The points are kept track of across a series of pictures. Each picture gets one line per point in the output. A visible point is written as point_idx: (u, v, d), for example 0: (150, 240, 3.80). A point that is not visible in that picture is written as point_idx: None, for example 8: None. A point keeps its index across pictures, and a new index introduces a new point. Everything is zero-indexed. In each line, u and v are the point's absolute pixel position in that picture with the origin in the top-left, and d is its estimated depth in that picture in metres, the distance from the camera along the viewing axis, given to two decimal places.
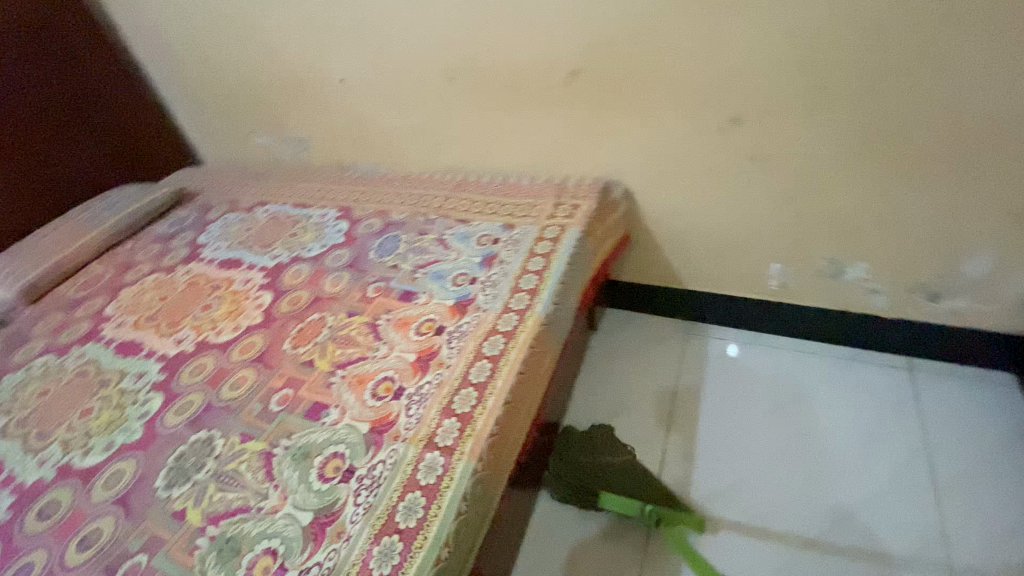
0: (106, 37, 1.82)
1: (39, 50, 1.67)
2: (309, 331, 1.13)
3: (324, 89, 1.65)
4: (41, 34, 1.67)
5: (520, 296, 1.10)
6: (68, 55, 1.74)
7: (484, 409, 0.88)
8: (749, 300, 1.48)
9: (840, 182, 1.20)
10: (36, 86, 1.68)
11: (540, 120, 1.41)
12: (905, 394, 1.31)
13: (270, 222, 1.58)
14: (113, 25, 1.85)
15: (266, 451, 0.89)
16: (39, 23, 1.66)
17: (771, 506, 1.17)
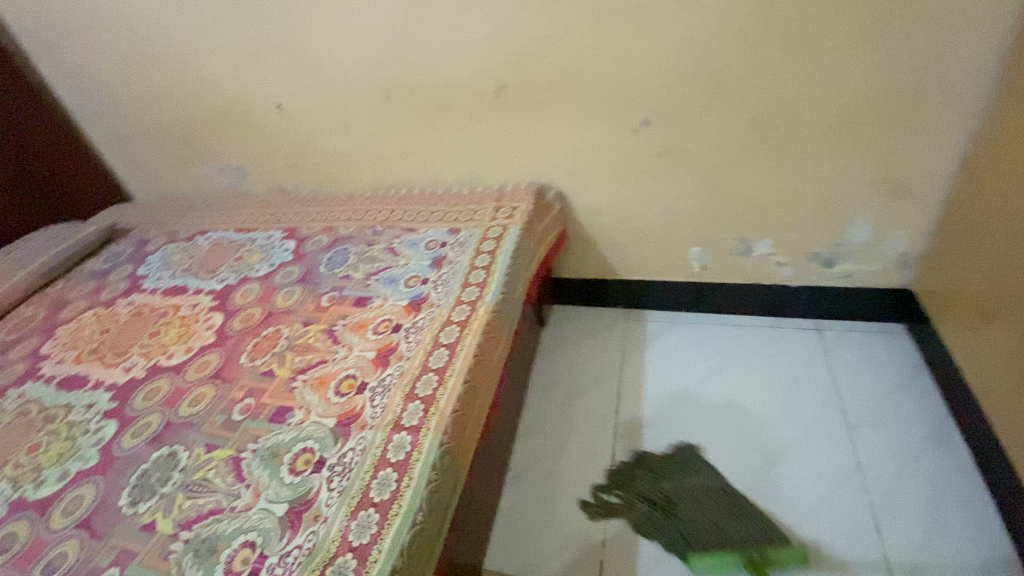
0: (25, 77, 1.77)
1: None
2: (265, 343, 1.16)
3: (260, 116, 1.69)
4: None
5: (470, 290, 1.18)
6: None
7: (446, 390, 0.94)
8: (679, 283, 1.63)
9: (740, 170, 1.37)
10: None
11: (475, 133, 1.51)
12: (816, 349, 1.48)
13: (214, 249, 1.58)
14: (31, 64, 1.80)
15: (234, 456, 0.91)
16: None
17: (713, 464, 1.28)
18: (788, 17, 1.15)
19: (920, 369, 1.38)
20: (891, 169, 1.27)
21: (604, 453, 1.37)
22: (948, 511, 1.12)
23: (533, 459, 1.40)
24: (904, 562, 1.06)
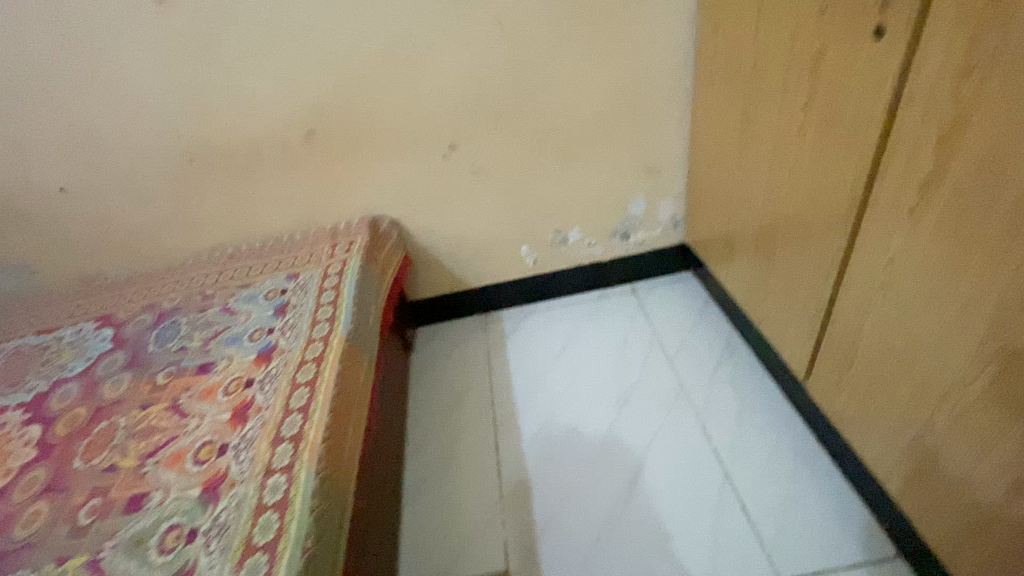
0: None
1: None
2: (101, 439, 1.07)
3: (41, 203, 1.52)
4: None
5: (320, 327, 1.22)
6: None
7: (312, 423, 0.98)
8: (518, 279, 1.83)
9: (538, 174, 1.60)
10: None
11: (292, 181, 1.55)
12: (636, 306, 1.78)
13: (10, 360, 1.39)
14: None
15: (91, 560, 0.85)
16: None
17: (576, 425, 1.48)
18: (537, 47, 1.40)
19: (709, 302, 1.73)
20: (646, 154, 1.60)
21: (486, 446, 1.49)
22: (748, 405, 1.43)
23: (423, 473, 1.46)
24: (728, 453, 1.34)
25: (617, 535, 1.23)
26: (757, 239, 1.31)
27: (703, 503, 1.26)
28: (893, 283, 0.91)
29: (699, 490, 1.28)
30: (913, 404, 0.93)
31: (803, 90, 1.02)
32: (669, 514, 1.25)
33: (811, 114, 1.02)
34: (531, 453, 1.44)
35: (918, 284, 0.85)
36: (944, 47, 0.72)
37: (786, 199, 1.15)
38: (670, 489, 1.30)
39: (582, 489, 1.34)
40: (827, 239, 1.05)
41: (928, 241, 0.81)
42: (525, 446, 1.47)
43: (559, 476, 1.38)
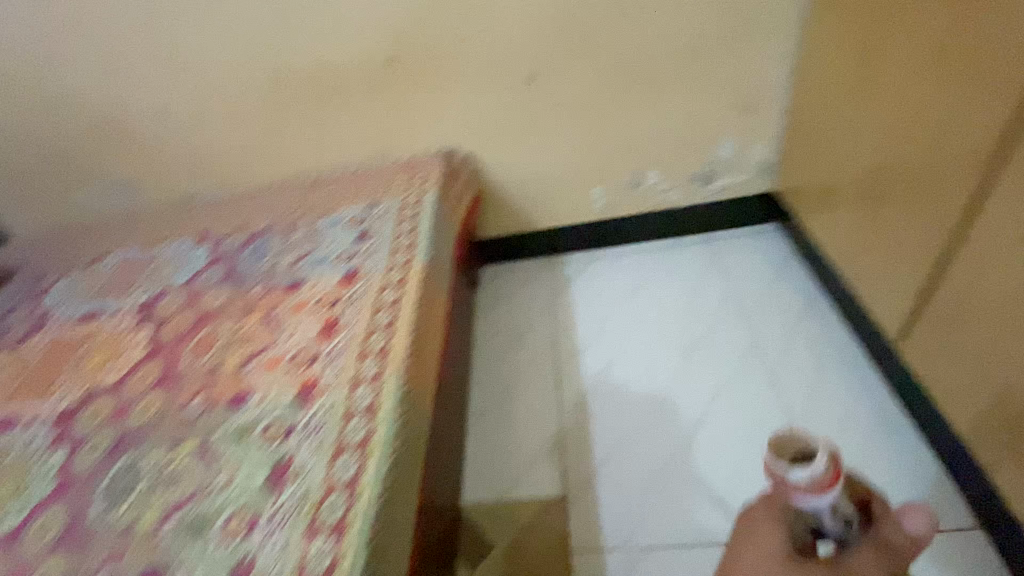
0: None
1: None
2: (204, 342, 1.17)
3: (143, 123, 1.61)
4: None
5: (399, 256, 1.25)
6: None
7: (395, 341, 1.03)
8: (586, 224, 1.75)
9: (621, 110, 1.52)
10: None
11: (371, 109, 1.55)
12: (710, 256, 1.70)
13: (121, 268, 1.53)
14: None
15: (201, 444, 0.94)
16: None
17: (641, 370, 1.47)
18: None
19: (792, 257, 1.63)
20: (742, 91, 1.48)
21: (548, 382, 1.50)
22: (826, 365, 1.37)
23: (485, 404, 1.50)
24: (801, 412, 1.30)
25: (677, 482, 1.24)
26: (862, 186, 1.20)
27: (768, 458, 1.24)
28: None
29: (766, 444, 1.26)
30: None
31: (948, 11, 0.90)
32: (732, 465, 1.24)
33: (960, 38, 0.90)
34: (593, 393, 1.45)
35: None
36: None
37: (906, 140, 1.04)
38: (736, 442, 1.28)
39: (643, 432, 1.34)
40: (953, 186, 0.94)
41: None
42: (588, 385, 1.47)
43: (621, 417, 1.38)
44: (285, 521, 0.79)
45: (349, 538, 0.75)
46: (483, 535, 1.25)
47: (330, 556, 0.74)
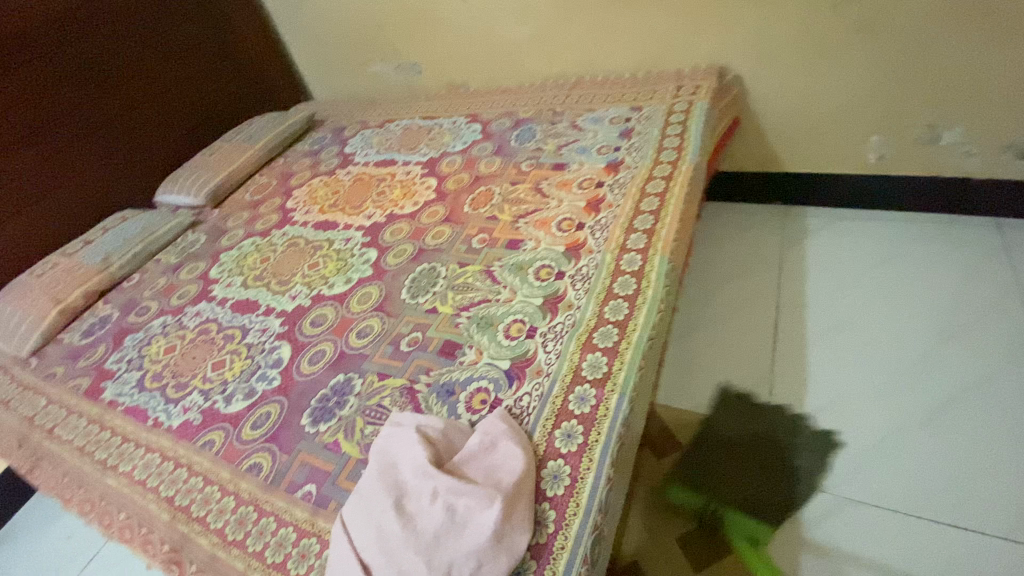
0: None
1: (194, 11, 2.00)
2: (482, 197, 1.35)
3: (444, 7, 1.80)
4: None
5: (666, 155, 1.29)
6: (217, 10, 2.06)
7: (663, 224, 1.10)
8: (847, 175, 1.60)
9: (943, 49, 1.31)
10: (188, 39, 1.99)
11: (654, 14, 1.53)
12: (999, 243, 1.43)
13: (406, 132, 1.80)
14: None
15: (486, 268, 1.12)
16: None
17: (878, 335, 1.33)
18: None
19: None
20: None
21: (765, 320, 1.46)
22: None
23: (692, 326, 1.51)
24: None
25: (897, 455, 1.12)
26: None
27: (975, 451, 1.08)
28: None
29: (764, 425, 1.24)
30: None
31: None
32: (880, 433, 1.16)
33: None
34: (814, 344, 1.36)
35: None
36: None
37: None
38: (731, 422, 1.26)
39: (867, 394, 1.22)
40: None
41: None
42: (810, 335, 1.38)
43: (842, 374, 1.28)
44: (562, 335, 0.93)
45: (620, 359, 0.86)
46: (671, 433, 1.29)
47: (603, 368, 0.85)
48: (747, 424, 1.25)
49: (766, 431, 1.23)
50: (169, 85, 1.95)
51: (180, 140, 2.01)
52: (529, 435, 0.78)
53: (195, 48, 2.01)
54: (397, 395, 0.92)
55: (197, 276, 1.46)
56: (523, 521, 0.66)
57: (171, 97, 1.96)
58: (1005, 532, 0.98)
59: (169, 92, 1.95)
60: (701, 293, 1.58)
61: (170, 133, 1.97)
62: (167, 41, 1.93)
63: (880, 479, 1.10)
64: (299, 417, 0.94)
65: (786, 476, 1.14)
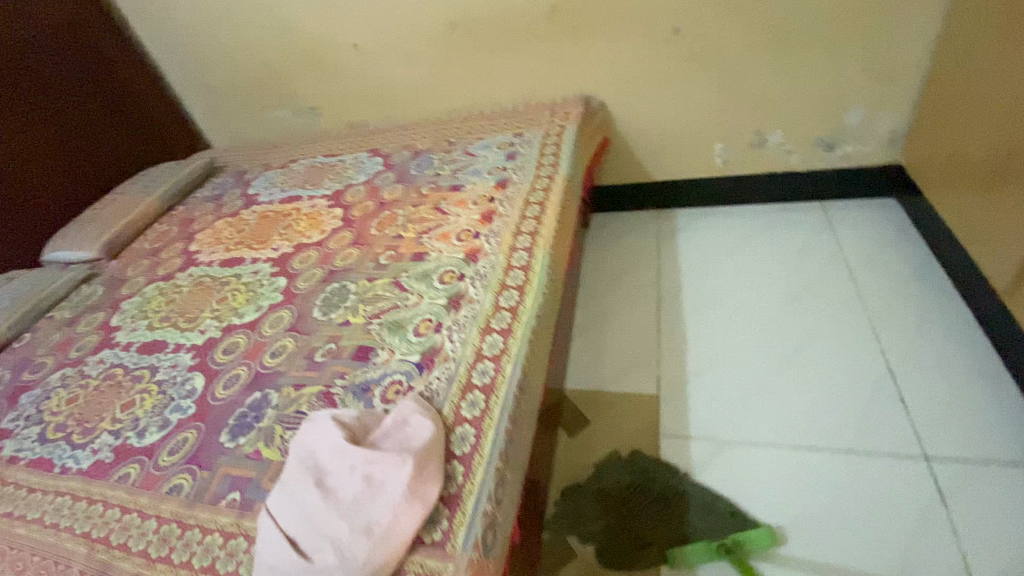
0: (130, 44, 2.12)
1: (78, 67, 1.98)
2: (387, 220, 1.46)
3: (337, 54, 1.92)
4: (80, 53, 1.99)
5: (545, 170, 1.47)
6: (104, 65, 2.05)
7: (545, 226, 1.26)
8: (703, 179, 1.88)
9: (753, 70, 1.62)
10: (74, 95, 1.97)
11: (527, 54, 1.75)
12: (822, 221, 1.75)
13: (310, 170, 1.87)
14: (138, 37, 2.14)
15: (393, 280, 1.22)
16: (77, 46, 1.98)
17: (740, 305, 1.56)
18: None
19: (910, 227, 1.64)
20: (879, 56, 1.51)
21: (651, 306, 1.66)
22: (930, 319, 1.37)
23: (592, 319, 1.68)
24: (897, 355, 1.32)
25: (763, 399, 1.31)
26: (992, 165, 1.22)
27: (818, 386, 1.30)
28: None
29: (612, 491, 1.23)
30: None
31: None
32: (748, 384, 1.35)
33: None
34: (691, 320, 1.56)
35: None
36: None
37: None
38: (588, 515, 1.20)
39: (735, 354, 1.43)
40: None
41: None
42: (687, 313, 1.59)
43: (714, 341, 1.48)
44: (464, 326, 1.04)
45: (514, 337, 0.99)
46: (582, 413, 1.42)
47: (500, 346, 0.98)
48: (603, 501, 1.22)
49: (618, 492, 1.23)
50: (55, 140, 1.91)
51: (71, 195, 1.96)
52: (438, 411, 0.88)
53: (80, 104, 1.99)
54: (314, 399, 0.98)
55: (96, 326, 1.43)
56: (434, 475, 0.75)
57: (59, 152, 1.92)
58: (846, 445, 1.19)
59: (56, 147, 1.91)
60: (597, 291, 1.77)
61: (58, 188, 1.92)
62: (49, 98, 1.89)
63: (752, 422, 1.28)
64: (218, 436, 0.97)
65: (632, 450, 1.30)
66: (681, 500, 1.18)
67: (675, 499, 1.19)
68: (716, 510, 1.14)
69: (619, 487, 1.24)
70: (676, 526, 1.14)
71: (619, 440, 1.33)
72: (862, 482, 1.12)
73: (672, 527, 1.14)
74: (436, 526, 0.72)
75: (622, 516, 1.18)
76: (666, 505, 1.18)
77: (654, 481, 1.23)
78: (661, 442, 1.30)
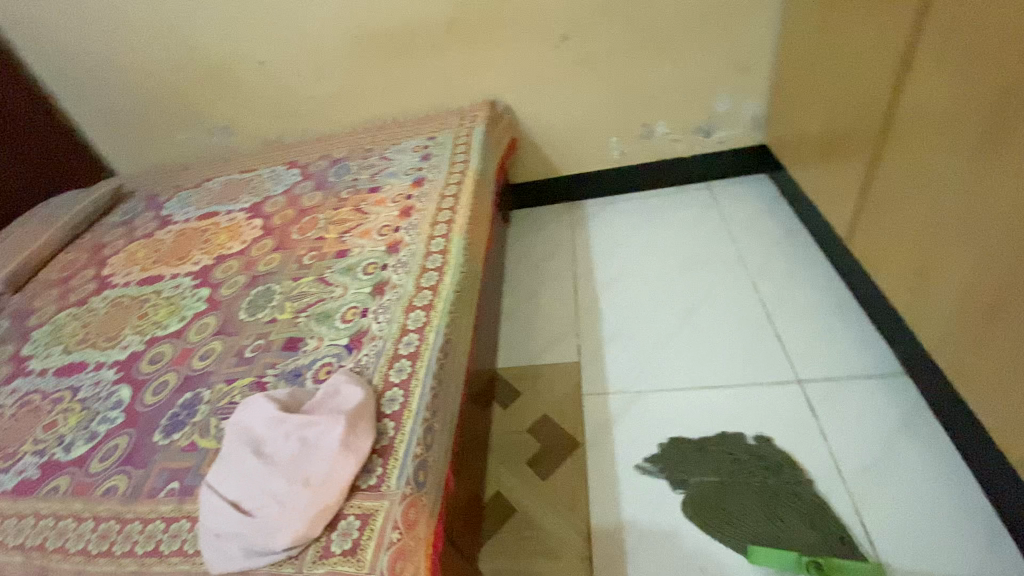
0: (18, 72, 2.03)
1: None
2: (308, 224, 1.51)
3: (245, 72, 1.95)
4: None
5: (457, 167, 1.58)
6: None
7: (460, 215, 1.37)
8: (605, 170, 2.07)
9: (634, 70, 1.82)
10: None
11: (432, 63, 1.87)
12: (708, 199, 1.98)
13: (226, 186, 1.88)
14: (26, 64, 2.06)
15: (319, 276, 1.28)
16: None
17: (645, 276, 1.74)
18: None
19: (777, 197, 1.89)
20: (735, 53, 1.76)
21: (568, 286, 1.80)
22: (797, 270, 1.61)
23: (516, 304, 1.80)
24: (773, 302, 1.53)
25: (668, 353, 1.48)
26: (824, 139, 1.47)
27: (713, 336, 1.49)
28: (914, 181, 1.12)
29: (726, 461, 1.22)
30: (920, 275, 1.13)
31: (861, 21, 1.24)
32: (655, 341, 1.52)
33: (873, 31, 1.20)
34: (604, 294, 1.73)
35: (952, 110, 0.99)
36: (948, 19, 0.98)
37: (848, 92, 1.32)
38: (692, 469, 1.22)
39: (643, 318, 1.60)
40: (876, 125, 1.22)
41: (939, 144, 1.03)
42: (600, 288, 1.75)
43: (624, 309, 1.65)
44: (389, 307, 1.13)
45: (435, 311, 1.08)
46: (513, 388, 1.53)
47: (422, 320, 1.07)
48: (714, 467, 1.22)
49: (732, 465, 1.21)
50: None
51: None
52: (368, 381, 0.96)
53: None
54: (247, 390, 1.02)
55: (5, 358, 1.38)
56: (366, 430, 0.83)
57: None
58: (736, 380, 1.37)
59: None
60: (520, 279, 1.90)
61: None
62: None
63: (661, 373, 1.44)
64: (151, 436, 0.99)
65: (560, 414, 1.42)
66: (794, 502, 1.13)
67: (788, 499, 1.14)
68: (821, 526, 1.08)
69: (735, 461, 1.22)
70: (777, 532, 1.09)
71: (548, 406, 1.45)
72: (751, 409, 1.30)
73: (772, 531, 1.09)
74: (371, 473, 0.80)
75: (726, 490, 1.18)
76: (774, 502, 1.14)
77: (775, 470, 1.18)
78: (584, 403, 1.44)
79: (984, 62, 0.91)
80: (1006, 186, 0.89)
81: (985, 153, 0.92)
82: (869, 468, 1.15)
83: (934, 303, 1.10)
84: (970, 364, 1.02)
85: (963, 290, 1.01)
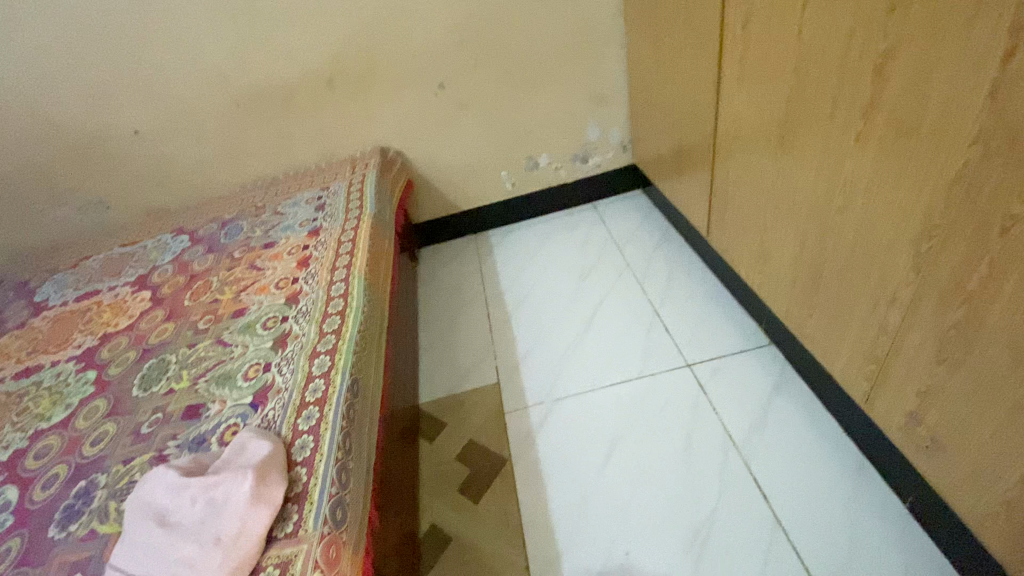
0: None
1: None
2: (200, 289, 1.48)
3: (118, 143, 1.89)
4: None
5: (352, 213, 1.63)
6: None
7: (358, 258, 1.41)
8: (500, 201, 2.20)
9: (511, 108, 1.99)
10: None
11: (317, 118, 1.92)
12: (596, 217, 2.16)
13: (107, 262, 1.78)
14: None
15: (217, 338, 1.26)
16: None
17: (549, 293, 1.86)
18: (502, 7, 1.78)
19: (653, 208, 2.11)
20: (595, 86, 1.98)
21: (478, 314, 1.88)
22: (676, 269, 1.79)
23: (432, 340, 1.85)
24: (659, 300, 1.70)
25: (576, 360, 1.59)
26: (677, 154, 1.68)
27: (613, 338, 1.62)
28: (744, 182, 1.32)
29: None
30: (763, 260, 1.33)
31: (684, 55, 1.46)
32: (564, 352, 1.63)
33: (695, 62, 1.42)
34: (513, 315, 1.82)
35: (757, 122, 1.20)
36: (741, 51, 1.20)
37: (686, 113, 1.54)
38: None
39: (551, 332, 1.71)
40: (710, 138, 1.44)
41: (754, 151, 1.24)
42: (509, 311, 1.84)
43: (533, 326, 1.75)
44: (293, 358, 1.14)
45: (339, 353, 1.11)
46: (438, 420, 1.56)
47: (328, 364, 1.09)
48: None
49: None
50: None
51: None
52: (278, 434, 0.96)
53: None
54: (147, 466, 0.99)
55: None
56: (277, 479, 0.84)
57: None
58: (637, 374, 1.50)
59: None
60: (432, 314, 1.95)
61: None
62: None
63: (572, 380, 1.54)
64: (45, 531, 0.93)
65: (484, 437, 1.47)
66: None
67: None
68: None
69: None
70: None
71: (472, 431, 1.50)
72: (653, 397, 1.43)
73: None
74: (287, 521, 0.81)
75: None
76: None
77: None
78: (506, 422, 1.50)
79: (771, 81, 1.12)
80: (806, 177, 1.08)
81: (786, 153, 1.12)
82: (754, 431, 1.30)
83: (778, 281, 1.29)
84: (811, 327, 1.21)
85: (794, 266, 1.21)
